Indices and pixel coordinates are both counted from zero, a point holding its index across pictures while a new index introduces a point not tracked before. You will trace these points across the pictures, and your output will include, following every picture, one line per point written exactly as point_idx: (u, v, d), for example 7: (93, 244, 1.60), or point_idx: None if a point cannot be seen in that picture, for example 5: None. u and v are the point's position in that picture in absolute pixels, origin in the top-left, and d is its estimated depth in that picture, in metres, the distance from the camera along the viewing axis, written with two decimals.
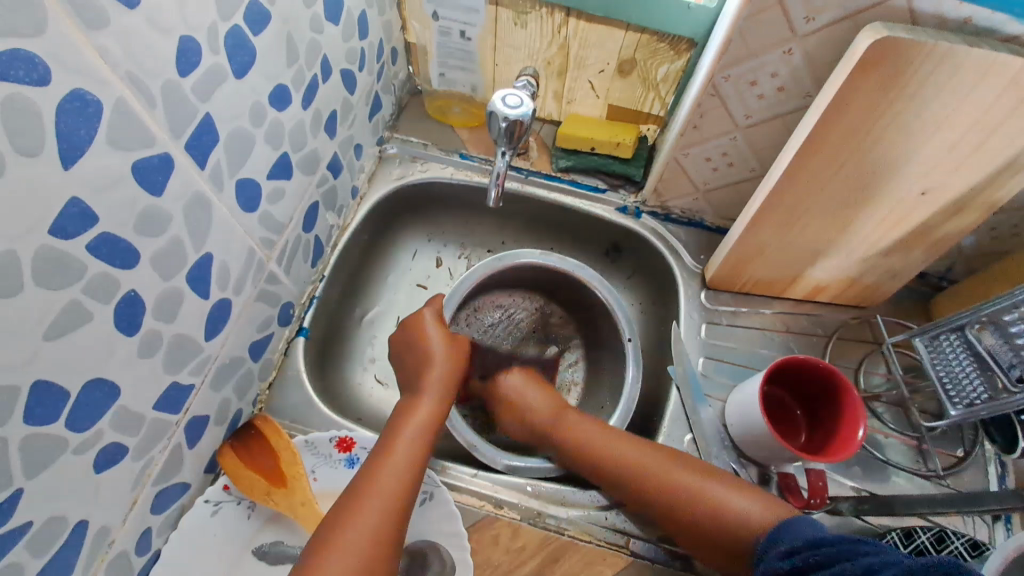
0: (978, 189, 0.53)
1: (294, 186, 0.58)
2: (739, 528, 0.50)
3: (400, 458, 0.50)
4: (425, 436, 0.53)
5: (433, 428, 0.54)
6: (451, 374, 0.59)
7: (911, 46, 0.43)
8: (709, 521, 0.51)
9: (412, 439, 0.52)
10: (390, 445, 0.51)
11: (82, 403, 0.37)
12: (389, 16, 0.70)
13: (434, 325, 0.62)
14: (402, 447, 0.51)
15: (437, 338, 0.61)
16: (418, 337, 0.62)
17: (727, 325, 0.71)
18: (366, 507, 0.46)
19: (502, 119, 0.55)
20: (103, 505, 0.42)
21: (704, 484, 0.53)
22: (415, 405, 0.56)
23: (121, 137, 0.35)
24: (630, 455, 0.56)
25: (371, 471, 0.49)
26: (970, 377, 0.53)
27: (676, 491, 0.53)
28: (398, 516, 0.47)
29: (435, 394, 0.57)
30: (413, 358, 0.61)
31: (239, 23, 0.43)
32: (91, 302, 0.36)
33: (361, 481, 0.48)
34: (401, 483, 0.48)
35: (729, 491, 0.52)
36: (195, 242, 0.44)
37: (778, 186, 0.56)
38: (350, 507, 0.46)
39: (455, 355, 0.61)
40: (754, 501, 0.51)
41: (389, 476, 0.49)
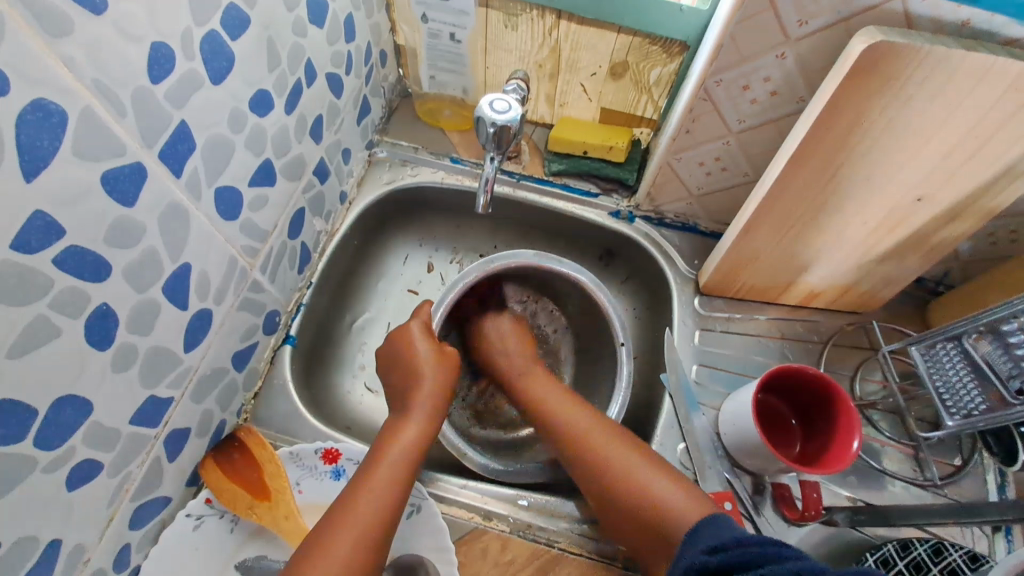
0: (976, 195, 0.52)
1: (278, 193, 0.56)
2: (651, 497, 0.49)
3: (379, 487, 0.48)
4: (410, 462, 0.51)
5: (419, 455, 0.52)
6: (440, 393, 0.57)
7: (905, 51, 0.42)
8: (631, 492, 0.50)
9: (395, 465, 0.50)
10: (371, 469, 0.50)
11: (51, 421, 0.36)
12: (377, 18, 0.69)
13: (422, 339, 0.60)
14: (384, 472, 0.49)
15: (425, 347, 0.59)
16: (408, 346, 0.60)
17: (721, 331, 0.70)
18: (339, 537, 0.44)
19: (490, 124, 0.54)
20: (78, 523, 0.41)
21: (626, 456, 0.53)
22: (404, 425, 0.54)
23: (89, 147, 0.34)
24: (577, 424, 0.56)
25: (348, 499, 0.47)
26: (967, 387, 0.52)
27: (606, 457, 0.53)
28: (371, 549, 0.45)
29: (424, 415, 0.55)
30: (400, 368, 0.60)
31: (215, 27, 0.42)
32: (59, 318, 0.35)
33: (338, 508, 0.47)
34: (377, 512, 0.47)
35: (657, 479, 0.50)
36: (171, 253, 0.43)
37: (771, 193, 0.55)
38: (324, 536, 0.45)
39: (445, 366, 0.59)
40: (681, 491, 0.49)
41: (369, 498, 0.47)
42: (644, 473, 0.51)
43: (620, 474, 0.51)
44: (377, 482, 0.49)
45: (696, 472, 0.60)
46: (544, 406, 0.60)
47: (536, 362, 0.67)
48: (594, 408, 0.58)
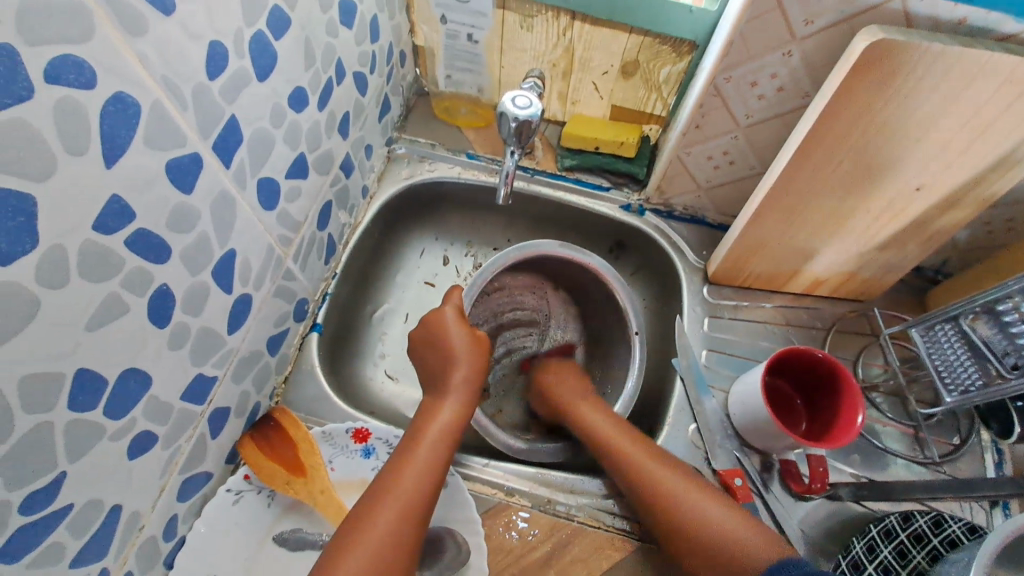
0: (972, 184, 0.55)
1: (310, 185, 0.59)
2: (721, 534, 0.50)
3: (419, 466, 0.51)
4: (446, 444, 0.54)
5: (454, 438, 0.55)
6: (474, 378, 0.60)
7: (905, 47, 0.45)
8: (713, 537, 0.50)
9: (434, 447, 0.53)
10: (411, 451, 0.53)
11: (118, 391, 0.39)
12: (398, 19, 0.72)
13: (457, 324, 0.62)
14: (423, 454, 0.52)
15: (461, 333, 0.62)
16: (440, 331, 0.62)
17: (729, 318, 0.73)
18: (385, 511, 0.47)
19: (512, 119, 0.57)
20: (134, 491, 0.44)
21: (707, 500, 0.52)
22: (439, 410, 0.57)
23: (157, 138, 0.37)
24: (666, 478, 0.54)
25: (390, 477, 0.50)
26: (965, 365, 0.55)
27: (682, 505, 0.52)
28: (415, 525, 0.48)
29: (457, 399, 0.58)
30: (437, 353, 0.62)
31: (262, 28, 0.45)
32: (128, 295, 0.37)
33: (381, 485, 0.50)
34: (418, 492, 0.49)
35: (714, 508, 0.52)
36: (220, 239, 0.46)
37: (779, 183, 0.58)
38: (369, 510, 0.48)
39: (477, 354, 0.61)
40: (737, 517, 0.51)
41: (407, 482, 0.50)
42: (701, 498, 0.52)
43: (678, 500, 0.53)
44: (415, 467, 0.51)
45: (707, 451, 0.63)
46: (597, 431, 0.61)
47: (594, 398, 0.66)
48: (638, 432, 0.60)
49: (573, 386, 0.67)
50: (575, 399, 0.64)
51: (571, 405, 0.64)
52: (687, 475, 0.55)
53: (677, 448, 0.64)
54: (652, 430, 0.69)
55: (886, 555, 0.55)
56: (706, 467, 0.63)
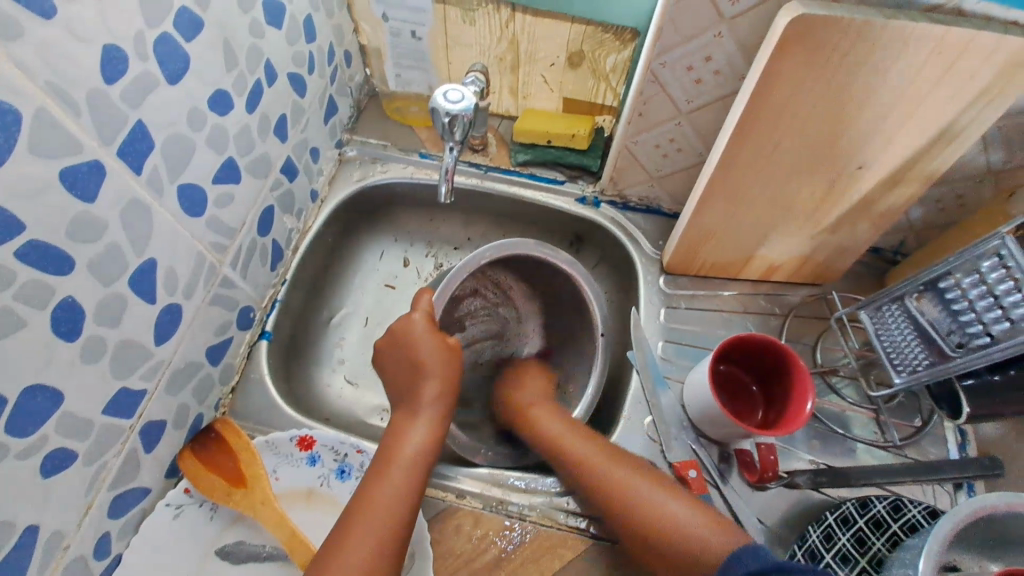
0: (913, 160, 0.54)
1: (244, 190, 0.58)
2: (676, 531, 0.49)
3: (393, 489, 0.50)
4: (421, 465, 0.53)
5: (428, 457, 0.53)
6: (447, 391, 0.57)
7: (826, 21, 0.44)
8: (657, 526, 0.50)
9: (407, 468, 0.52)
10: (382, 474, 0.51)
11: (22, 408, 0.38)
12: (339, 19, 0.71)
13: (426, 333, 0.58)
14: (396, 477, 0.51)
15: (429, 342, 0.58)
16: (408, 340, 0.58)
17: (686, 308, 0.72)
18: (360, 534, 0.47)
19: (444, 114, 0.56)
20: (53, 510, 0.43)
21: (661, 494, 0.52)
22: (411, 423, 0.55)
23: (44, 144, 0.36)
24: (638, 491, 0.52)
25: (362, 504, 0.49)
26: (912, 346, 0.54)
27: (639, 502, 0.51)
28: (392, 553, 0.47)
29: (429, 413, 0.56)
30: (402, 366, 0.59)
31: (168, 29, 0.44)
32: (24, 308, 0.36)
33: (359, 502, 0.49)
34: (395, 512, 0.49)
35: (677, 505, 0.50)
36: (136, 248, 0.45)
37: (719, 167, 0.56)
38: (343, 539, 0.47)
39: (447, 367, 0.58)
40: (692, 509, 0.50)
41: (382, 502, 0.49)
42: (661, 495, 0.51)
43: (631, 496, 0.52)
44: (388, 486, 0.50)
45: (662, 443, 0.62)
46: (548, 434, 0.59)
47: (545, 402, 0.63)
48: (599, 437, 0.58)
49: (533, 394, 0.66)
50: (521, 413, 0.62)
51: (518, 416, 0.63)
52: (652, 476, 0.54)
53: (633, 442, 0.63)
54: (610, 425, 0.68)
55: (844, 543, 0.54)
56: (663, 460, 0.62)
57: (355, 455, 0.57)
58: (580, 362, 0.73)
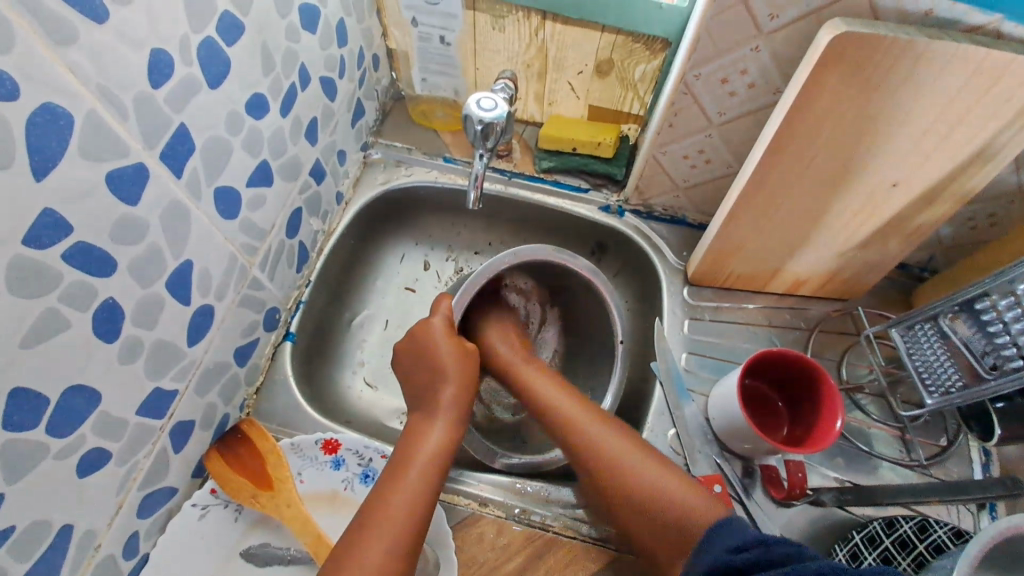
0: (949, 179, 0.54)
1: (275, 192, 0.58)
2: (667, 502, 0.50)
3: (407, 489, 0.49)
4: (435, 464, 0.52)
5: (442, 459, 0.52)
6: (462, 395, 0.57)
7: (869, 39, 0.44)
8: (658, 501, 0.50)
9: (421, 469, 0.51)
10: (399, 475, 0.50)
11: (62, 408, 0.38)
12: (369, 23, 0.71)
13: (444, 336, 0.59)
14: (411, 477, 0.50)
15: (448, 345, 0.59)
16: (427, 342, 0.59)
17: (710, 320, 0.71)
18: (374, 536, 0.46)
19: (477, 121, 0.56)
20: (87, 510, 0.43)
21: (633, 453, 0.53)
22: (429, 426, 0.55)
23: (94, 148, 0.36)
24: (602, 442, 0.54)
25: (377, 506, 0.48)
26: (944, 366, 0.54)
27: (624, 463, 0.53)
28: (406, 551, 0.46)
29: (447, 416, 0.56)
30: (423, 370, 0.59)
31: (211, 34, 0.44)
32: (69, 310, 0.37)
33: (375, 503, 0.48)
34: (409, 514, 0.48)
35: (672, 481, 0.51)
36: (174, 251, 0.45)
37: (752, 180, 0.56)
38: (357, 540, 0.46)
39: (465, 370, 0.58)
40: (685, 486, 0.50)
41: (398, 503, 0.48)
42: (653, 467, 0.52)
43: (625, 466, 0.52)
44: (407, 487, 0.49)
45: (687, 458, 0.62)
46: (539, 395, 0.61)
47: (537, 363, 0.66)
48: (603, 410, 0.58)
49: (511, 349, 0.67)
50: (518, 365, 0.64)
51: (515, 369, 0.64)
52: (659, 461, 0.53)
53: None
54: None
55: (870, 562, 0.54)
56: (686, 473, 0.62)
57: (379, 460, 0.57)
58: (601, 371, 0.73)
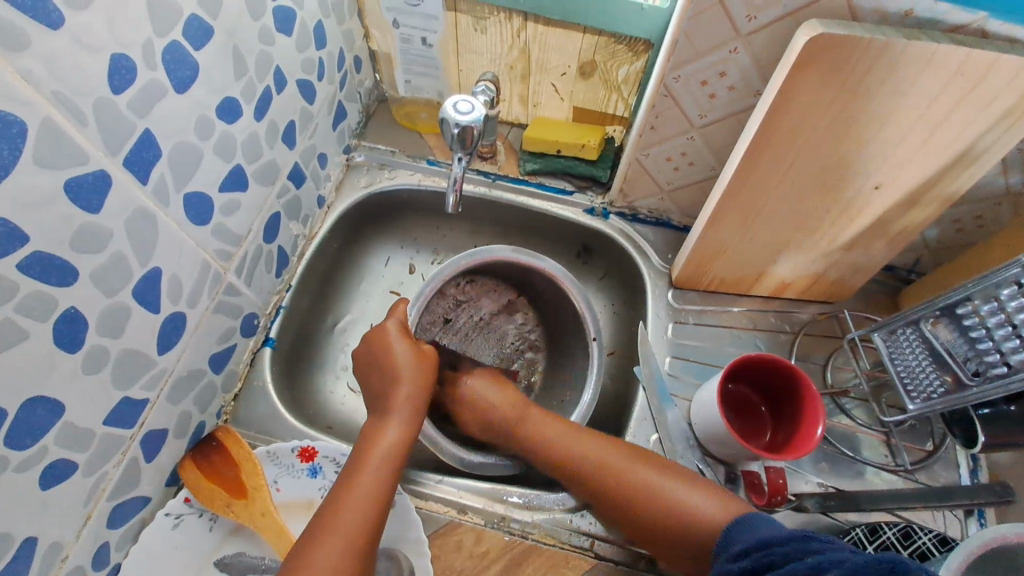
0: (932, 181, 0.53)
1: (251, 197, 0.58)
2: (696, 521, 0.49)
3: (361, 491, 0.48)
4: (389, 465, 0.51)
5: (396, 460, 0.51)
6: (422, 395, 0.55)
7: (846, 41, 0.43)
8: (684, 519, 0.49)
9: (375, 472, 0.50)
10: (353, 477, 0.49)
11: (22, 421, 0.37)
12: (349, 25, 0.70)
13: (400, 338, 0.57)
14: (363, 480, 0.49)
15: (402, 344, 0.57)
16: (382, 344, 0.58)
17: (694, 323, 0.70)
18: (325, 547, 0.45)
19: (453, 125, 0.55)
20: (52, 521, 0.42)
21: (657, 476, 0.52)
22: (383, 426, 0.53)
23: (50, 156, 0.35)
24: (615, 465, 0.53)
25: (330, 509, 0.47)
26: (926, 371, 0.53)
27: (642, 483, 0.52)
28: (358, 559, 0.45)
29: (401, 419, 0.54)
30: (378, 367, 0.57)
31: (178, 38, 0.43)
32: (26, 320, 0.36)
33: (326, 512, 0.47)
34: (361, 520, 0.47)
35: (699, 496, 0.50)
36: (140, 258, 0.44)
37: (732, 184, 0.55)
38: (309, 551, 0.45)
39: (421, 367, 0.56)
40: (703, 494, 0.50)
41: (349, 510, 0.47)
42: (670, 482, 0.51)
43: (628, 476, 0.53)
44: (360, 491, 0.48)
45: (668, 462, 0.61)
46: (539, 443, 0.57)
47: (526, 403, 0.60)
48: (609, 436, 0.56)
49: (501, 397, 0.60)
50: (514, 411, 0.59)
51: (512, 418, 0.58)
52: (661, 467, 0.53)
53: None
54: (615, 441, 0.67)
55: None
56: None
57: None
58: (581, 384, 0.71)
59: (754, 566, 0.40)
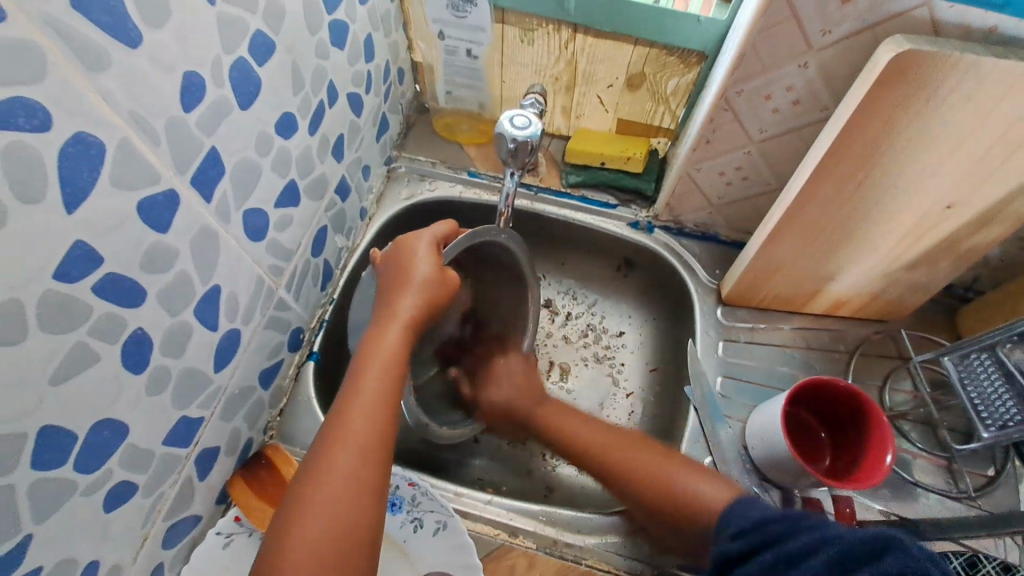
0: (1007, 201, 0.51)
1: (302, 213, 0.57)
2: (695, 504, 0.49)
3: (371, 397, 0.43)
4: (394, 371, 0.46)
5: (403, 361, 0.47)
6: (424, 308, 0.50)
7: (933, 58, 0.42)
8: (670, 497, 0.51)
9: (381, 372, 0.45)
10: (359, 378, 0.44)
11: (91, 444, 0.37)
12: (395, 36, 0.70)
13: (424, 253, 0.51)
14: (374, 377, 0.45)
15: (427, 261, 0.51)
16: (405, 253, 0.52)
17: (745, 342, 0.69)
18: (344, 452, 0.40)
19: (509, 140, 0.54)
20: (113, 544, 0.42)
21: (654, 460, 0.55)
22: (386, 327, 0.48)
23: (125, 177, 0.35)
24: (635, 458, 0.56)
25: (342, 410, 0.43)
26: (1003, 399, 0.52)
27: (665, 480, 0.52)
28: (379, 461, 0.41)
29: (404, 321, 0.48)
30: (392, 274, 0.51)
31: (243, 55, 0.43)
32: (98, 343, 0.36)
33: (334, 418, 0.43)
34: (375, 424, 0.42)
35: (703, 484, 0.50)
36: (202, 276, 0.44)
37: (797, 201, 0.54)
38: (325, 454, 0.41)
39: (432, 282, 0.50)
40: (709, 483, 0.50)
41: (360, 414, 0.42)
42: (684, 477, 0.52)
43: (659, 477, 0.53)
44: (368, 391, 0.44)
45: None
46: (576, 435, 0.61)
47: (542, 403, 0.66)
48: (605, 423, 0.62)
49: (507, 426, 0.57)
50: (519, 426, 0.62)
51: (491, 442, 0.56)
52: (666, 454, 0.55)
53: None
54: None
55: None
56: None
57: (406, 487, 0.55)
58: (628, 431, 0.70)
59: (762, 541, 0.38)
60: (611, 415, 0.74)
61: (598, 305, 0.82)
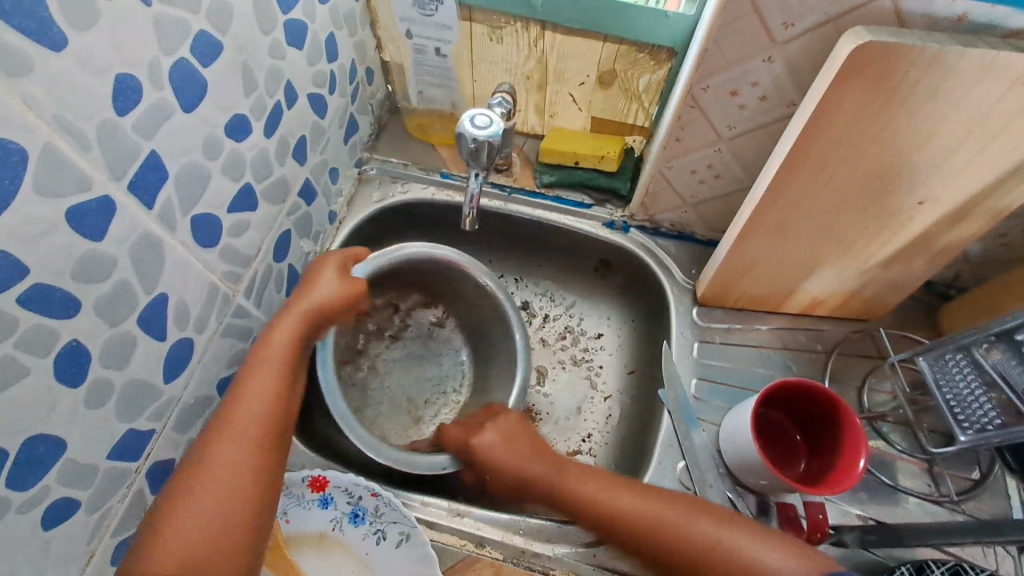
0: (982, 196, 0.50)
1: (260, 217, 0.56)
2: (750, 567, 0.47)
3: (251, 413, 0.47)
4: (277, 380, 0.50)
5: (289, 368, 0.51)
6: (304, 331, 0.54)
7: (896, 49, 0.40)
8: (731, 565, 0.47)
9: (269, 379, 0.49)
10: (245, 381, 0.49)
11: (23, 461, 0.36)
12: (362, 35, 0.68)
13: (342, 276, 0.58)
14: (256, 383, 0.49)
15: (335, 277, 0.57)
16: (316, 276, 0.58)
17: (721, 342, 0.67)
18: (218, 452, 0.44)
19: (470, 139, 0.53)
20: (55, 563, 0.40)
21: (654, 507, 0.50)
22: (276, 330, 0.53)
23: (52, 184, 0.34)
24: (640, 513, 0.50)
25: (229, 412, 0.47)
26: (980, 401, 0.50)
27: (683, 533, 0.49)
28: (256, 472, 0.45)
29: (295, 328, 0.53)
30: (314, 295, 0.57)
31: (185, 56, 0.41)
32: (27, 356, 0.34)
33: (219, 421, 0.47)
34: (250, 430, 0.46)
35: (746, 537, 0.48)
36: (145, 285, 0.42)
37: (765, 199, 0.52)
38: (201, 457, 0.45)
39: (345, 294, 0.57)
40: (756, 536, 0.48)
41: (238, 419, 0.46)
42: (726, 530, 0.48)
43: (690, 532, 0.48)
44: (251, 400, 0.48)
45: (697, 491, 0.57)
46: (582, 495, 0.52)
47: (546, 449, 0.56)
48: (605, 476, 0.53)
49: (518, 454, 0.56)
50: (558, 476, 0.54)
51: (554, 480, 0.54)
52: (689, 501, 0.51)
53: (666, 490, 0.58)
54: (638, 469, 0.63)
55: None
56: None
57: (370, 498, 0.53)
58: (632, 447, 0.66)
59: None
60: (588, 419, 0.73)
61: (575, 307, 0.81)
